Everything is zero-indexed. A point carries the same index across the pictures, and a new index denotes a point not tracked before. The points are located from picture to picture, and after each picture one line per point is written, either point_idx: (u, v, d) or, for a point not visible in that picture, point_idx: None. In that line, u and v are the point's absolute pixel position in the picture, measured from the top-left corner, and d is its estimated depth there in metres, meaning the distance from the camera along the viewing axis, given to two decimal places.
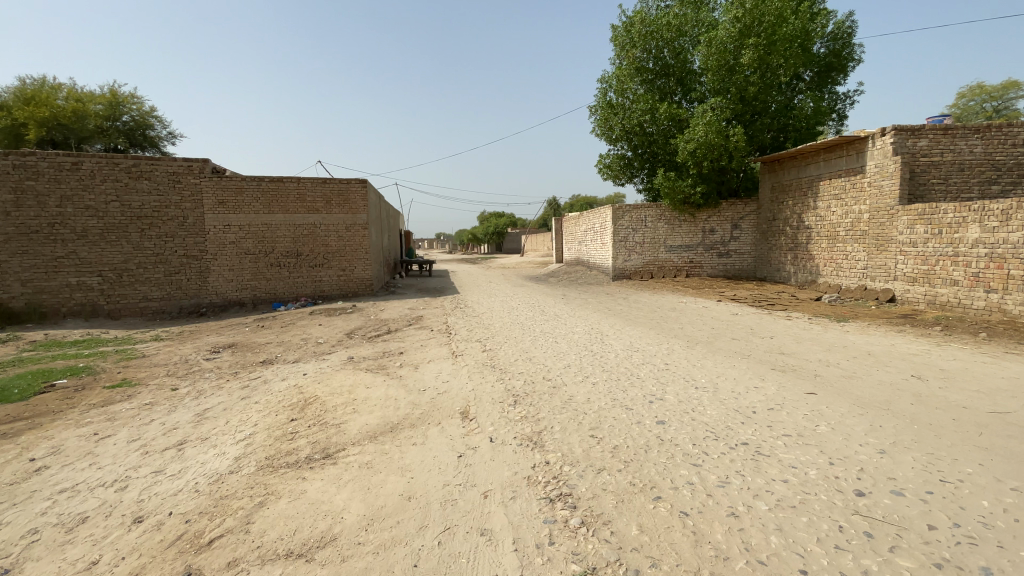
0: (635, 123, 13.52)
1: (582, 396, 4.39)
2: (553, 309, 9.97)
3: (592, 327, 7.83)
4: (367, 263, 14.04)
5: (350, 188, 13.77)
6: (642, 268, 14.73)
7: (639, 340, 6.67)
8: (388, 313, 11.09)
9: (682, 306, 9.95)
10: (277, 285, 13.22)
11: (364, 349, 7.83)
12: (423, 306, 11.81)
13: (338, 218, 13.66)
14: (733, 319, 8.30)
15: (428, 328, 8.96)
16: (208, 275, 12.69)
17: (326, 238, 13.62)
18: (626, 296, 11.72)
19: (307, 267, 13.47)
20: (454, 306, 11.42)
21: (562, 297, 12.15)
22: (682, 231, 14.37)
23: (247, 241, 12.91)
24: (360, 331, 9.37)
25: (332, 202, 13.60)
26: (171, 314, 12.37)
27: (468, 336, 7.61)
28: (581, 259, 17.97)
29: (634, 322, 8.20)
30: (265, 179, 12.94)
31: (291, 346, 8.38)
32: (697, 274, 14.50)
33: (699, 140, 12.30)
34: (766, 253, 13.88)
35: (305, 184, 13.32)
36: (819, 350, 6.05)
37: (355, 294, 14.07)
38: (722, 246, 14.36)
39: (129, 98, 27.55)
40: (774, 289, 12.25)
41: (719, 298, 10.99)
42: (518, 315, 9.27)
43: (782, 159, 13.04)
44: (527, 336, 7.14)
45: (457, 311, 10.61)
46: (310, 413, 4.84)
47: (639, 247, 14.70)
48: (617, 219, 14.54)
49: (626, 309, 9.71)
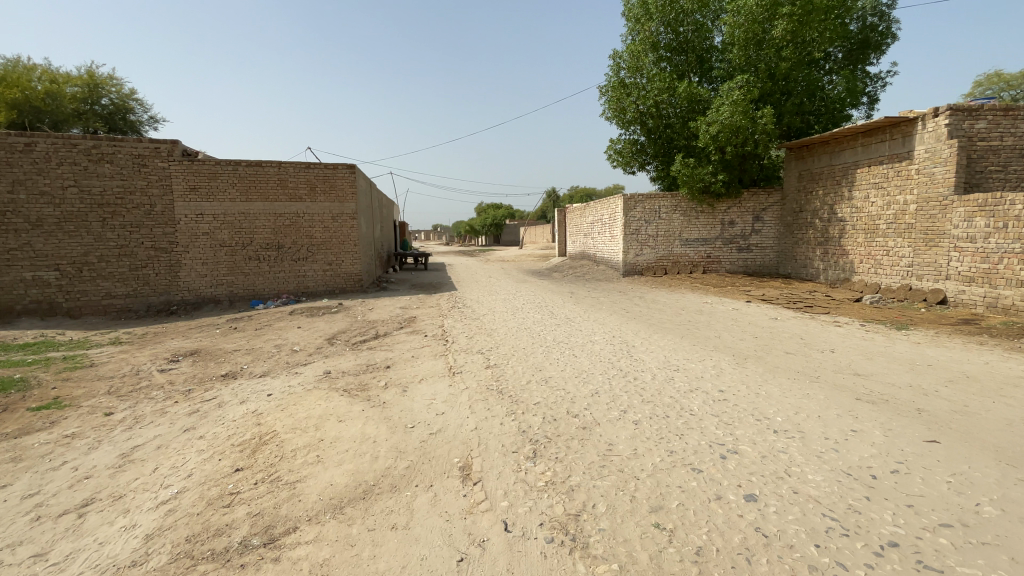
0: (651, 104, 12.26)
1: (625, 445, 3.24)
2: (562, 311, 8.79)
3: (612, 335, 6.66)
4: (355, 256, 12.86)
5: (337, 173, 12.54)
6: (655, 263, 13.48)
7: (678, 355, 5.52)
8: (377, 313, 9.92)
9: (708, 308, 8.80)
10: (257, 280, 12.00)
11: (346, 359, 6.67)
12: (416, 305, 10.63)
13: (323, 206, 12.46)
14: (774, 326, 7.16)
15: (421, 333, 7.79)
16: (179, 270, 11.45)
17: (311, 228, 12.39)
18: (642, 296, 10.54)
19: (288, 261, 12.25)
20: (451, 305, 10.23)
21: (570, 295, 10.97)
22: (700, 223, 13.18)
23: (223, 232, 11.67)
24: (343, 335, 8.19)
25: (317, 188, 12.36)
26: (137, 313, 11.10)
27: (467, 345, 6.44)
28: (586, 253, 16.74)
29: (662, 329, 7.05)
30: (242, 164, 11.69)
31: (261, 355, 7.19)
32: (715, 270, 13.33)
33: (724, 122, 11.08)
34: (791, 247, 12.76)
35: (287, 169, 12.06)
36: (901, 371, 4.91)
37: (343, 290, 12.89)
38: (743, 240, 13.21)
39: (107, 79, 26.06)
40: (804, 287, 11.10)
41: (748, 298, 9.83)
42: (526, 318, 8.11)
43: (813, 144, 11.86)
44: (538, 347, 5.98)
45: (455, 312, 9.45)
46: (262, 459, 3.67)
47: (653, 240, 13.45)
48: (628, 209, 13.28)
49: (646, 312, 8.56)
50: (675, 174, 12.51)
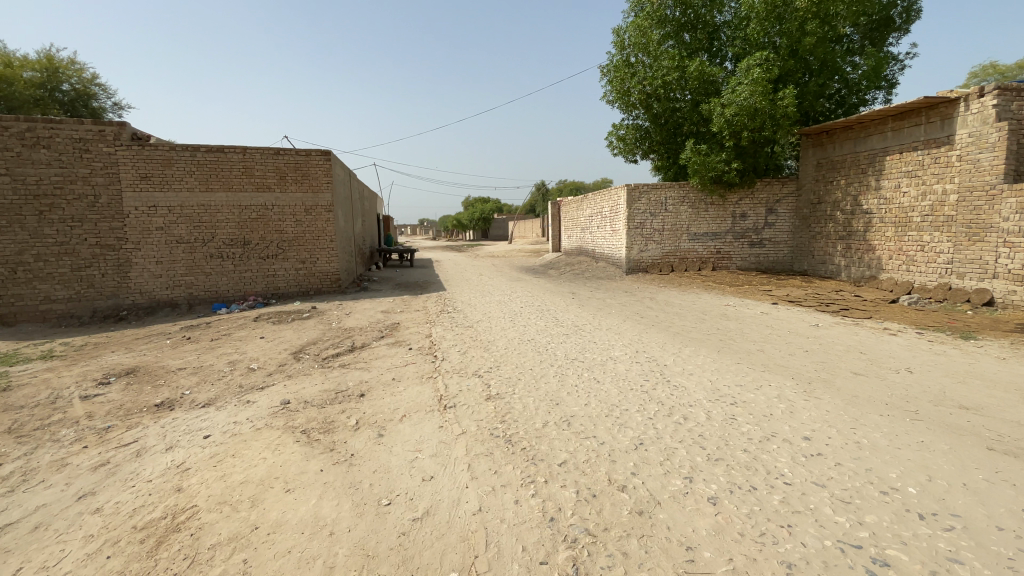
0: (659, 84, 11.14)
1: (711, 553, 2.13)
2: (566, 316, 7.65)
3: (633, 348, 5.54)
4: (332, 253, 11.58)
5: (309, 160, 11.21)
6: (661, 259, 12.41)
7: (724, 377, 4.41)
8: (353, 320, 8.69)
9: (733, 311, 7.74)
10: (219, 281, 10.65)
11: (312, 381, 5.46)
12: (399, 309, 9.42)
13: (294, 197, 11.14)
14: (819, 336, 6.12)
15: (404, 346, 6.59)
16: (129, 270, 10.04)
17: (281, 222, 11.07)
18: (652, 297, 9.46)
19: (256, 259, 10.90)
20: (438, 310, 9.04)
21: (571, 297, 9.86)
22: (709, 216, 12.13)
23: (179, 227, 10.30)
24: (311, 348, 6.95)
25: (287, 177, 11.03)
26: (81, 320, 9.67)
27: (457, 363, 5.26)
28: (584, 249, 15.63)
29: (690, 339, 5.96)
30: (201, 149, 10.32)
31: (209, 376, 5.92)
32: (725, 267, 12.31)
33: (741, 104, 10.00)
34: (808, 242, 11.80)
35: (252, 155, 10.71)
36: (1016, 403, 3.87)
37: (318, 290, 11.60)
38: (755, 234, 12.20)
39: (68, 63, 24.12)
40: (828, 286, 10.12)
41: (774, 299, 8.78)
42: (526, 326, 6.96)
43: (835, 129, 10.85)
44: (548, 368, 4.84)
45: (444, 317, 8.27)
46: (164, 563, 2.47)
47: (658, 234, 12.33)
48: (632, 201, 12.16)
49: (662, 317, 7.45)
50: (685, 162, 11.43)
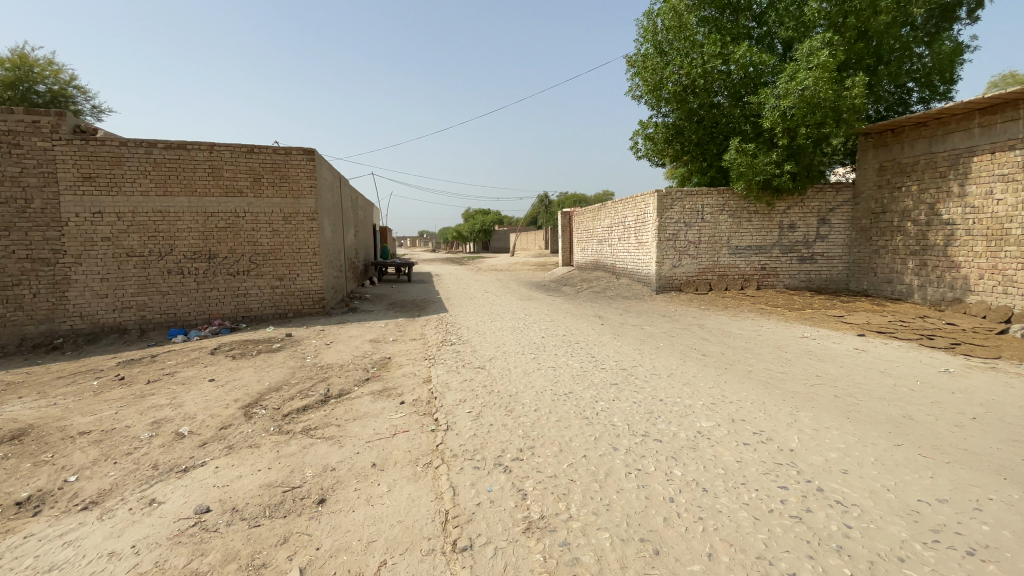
0: (698, 73, 9.52)
1: None
2: (602, 352, 5.91)
3: (725, 412, 3.85)
4: (314, 268, 9.80)
5: (288, 160, 9.48)
6: (696, 276, 10.69)
7: (911, 491, 2.71)
8: (331, 353, 6.97)
9: (819, 347, 6.06)
10: (179, 301, 8.92)
11: (254, 463, 3.72)
12: (391, 338, 7.71)
13: (270, 203, 9.39)
14: (973, 392, 4.40)
15: (388, 399, 4.83)
16: (68, 288, 8.32)
17: (254, 231, 9.31)
18: (700, 324, 7.77)
19: (222, 275, 9.13)
20: (439, 340, 7.32)
21: (600, 323, 8.15)
22: (752, 227, 10.51)
23: (131, 237, 8.59)
24: (270, 400, 5.22)
25: (262, 179, 9.30)
26: (5, 349, 7.91)
27: (468, 438, 3.54)
28: (602, 263, 13.98)
29: (799, 398, 4.26)
30: (158, 145, 8.65)
31: (119, 448, 4.20)
32: (770, 286, 10.65)
33: (800, 95, 8.47)
34: (868, 257, 10.16)
35: (219, 152, 9.01)
36: None
37: (297, 313, 9.75)
38: (805, 248, 10.57)
39: (45, 64, 22.76)
40: (905, 311, 8.43)
41: (858, 329, 7.09)
42: (552, 368, 5.19)
43: (905, 127, 9.29)
44: (611, 456, 3.12)
45: (444, 351, 6.55)
46: None
47: (693, 248, 10.63)
48: (663, 209, 10.53)
49: (731, 355, 5.74)
50: (727, 164, 9.85)
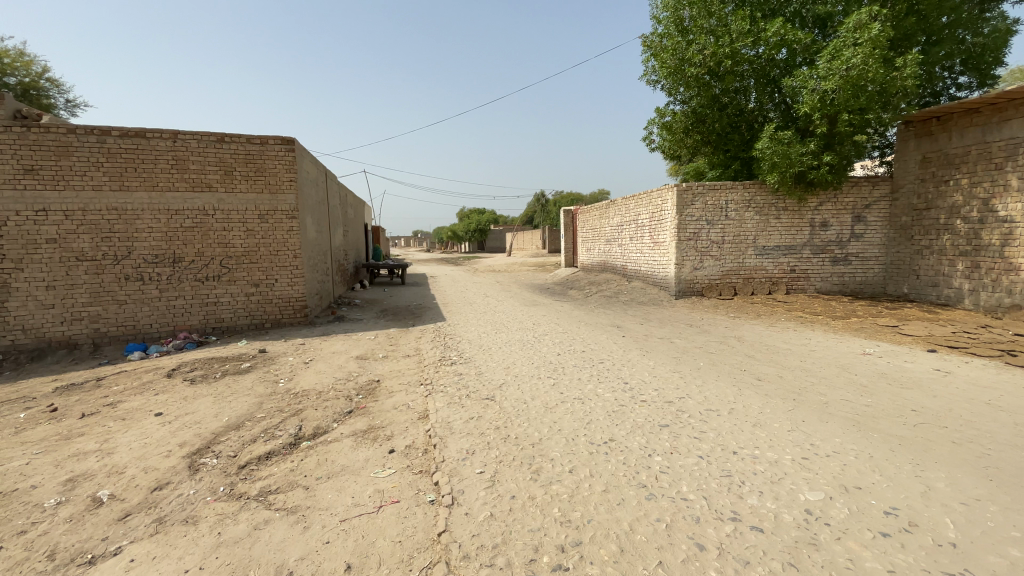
0: (725, 54, 8.52)
1: None
2: (633, 377, 4.85)
3: (833, 478, 2.83)
4: (294, 273, 8.64)
5: (264, 150, 8.33)
6: (719, 280, 9.66)
7: None
8: (308, 375, 5.87)
9: (894, 370, 5.04)
10: (139, 311, 7.80)
11: (183, 555, 2.66)
12: (380, 355, 6.64)
13: (243, 198, 8.24)
14: None
15: (371, 447, 3.76)
16: (8, 298, 7.20)
17: (225, 231, 8.16)
18: (737, 337, 6.75)
19: (189, 281, 8.02)
20: (436, 357, 6.26)
21: (620, 335, 7.11)
22: (781, 225, 9.51)
23: (82, 239, 7.46)
24: (225, 445, 4.14)
25: (234, 172, 8.16)
26: None
27: (484, 525, 2.50)
28: (611, 265, 12.95)
29: (914, 450, 3.24)
30: (113, 133, 7.50)
31: (9, 524, 3.11)
32: (801, 290, 9.65)
33: (845, 75, 7.49)
34: (908, 258, 9.15)
35: (184, 141, 7.87)
36: None
37: (276, 323, 8.61)
38: (838, 248, 9.58)
39: (17, 56, 21.47)
40: (963, 319, 7.43)
41: (926, 344, 6.09)
42: (577, 403, 4.12)
43: (952, 113, 8.30)
44: (701, 566, 2.10)
45: (439, 372, 5.46)
46: None
47: (716, 248, 9.59)
48: (683, 205, 9.50)
49: (794, 382, 4.73)
50: (757, 155, 8.88)
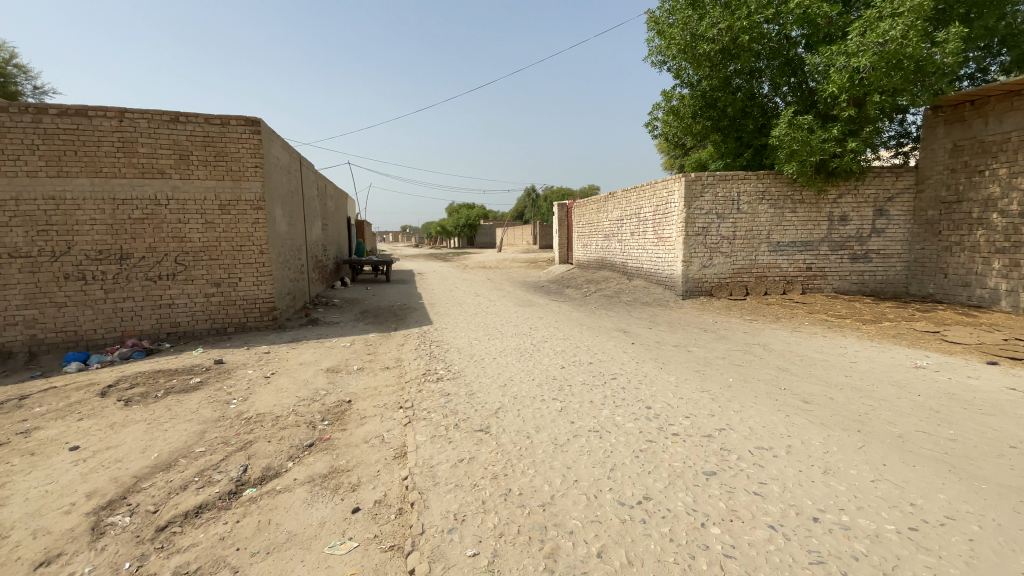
0: (742, 27, 7.69)
1: None
2: (655, 398, 4.02)
3: (967, 568, 2.04)
4: (261, 271, 7.67)
5: (226, 132, 7.33)
6: (730, 278, 8.88)
7: None
8: (267, 394, 4.96)
9: (961, 390, 4.29)
10: (80, 316, 6.75)
11: None
12: (354, 366, 5.75)
13: (202, 187, 7.24)
14: None
15: (329, 503, 2.88)
16: None
17: (181, 224, 7.17)
18: (761, 344, 5.96)
19: (139, 281, 7.00)
20: (420, 370, 5.39)
21: (629, 340, 6.30)
22: (797, 220, 8.75)
23: (11, 232, 6.41)
24: (145, 496, 3.23)
25: (191, 156, 7.15)
26: None
27: None
28: (609, 262, 12.15)
29: None
30: (49, 110, 6.44)
31: None
32: (817, 290, 8.91)
33: (880, 50, 6.77)
34: (934, 256, 8.47)
35: (133, 121, 6.84)
36: None
37: (240, 327, 7.61)
38: (858, 245, 8.86)
39: None
40: (1005, 323, 6.71)
41: (979, 354, 5.36)
42: (593, 440, 3.28)
43: (989, 97, 7.59)
44: None
45: (421, 391, 4.59)
46: None
47: (728, 244, 8.80)
48: (692, 197, 8.69)
49: (849, 406, 3.94)
50: (773, 142, 8.06)
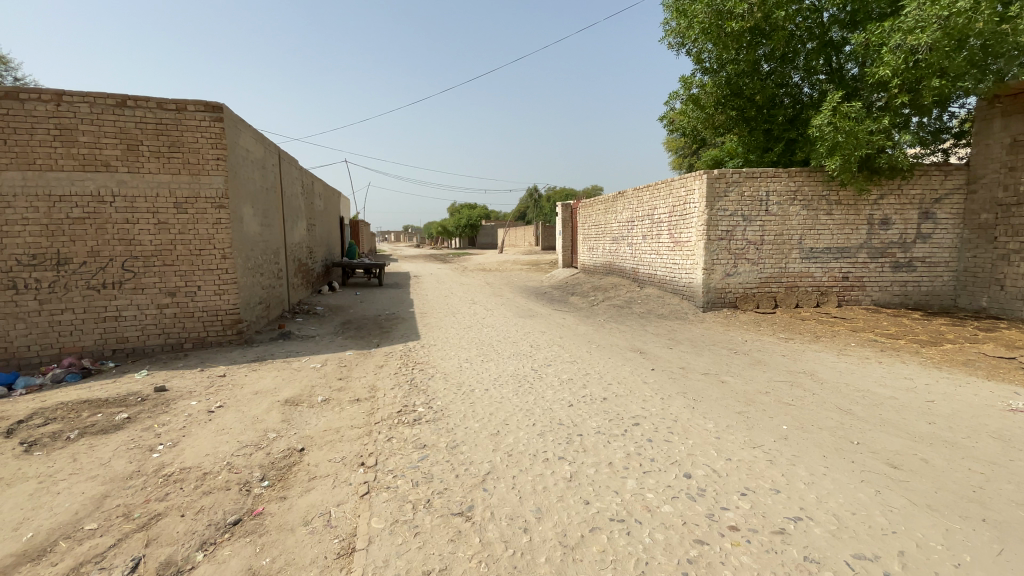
0: (777, 3, 6.79)
1: None
2: (694, 462, 3.04)
3: None
4: (224, 278, 6.73)
5: (182, 120, 6.39)
6: (756, 288, 7.90)
7: None
8: (203, 437, 4.00)
9: None
10: (7, 330, 5.79)
11: None
12: (319, 397, 4.78)
13: (154, 181, 6.30)
14: None
15: None
16: None
17: (130, 224, 6.23)
18: (808, 374, 4.97)
19: (79, 290, 6.04)
20: (395, 404, 4.42)
21: (648, 365, 5.31)
22: (833, 223, 7.75)
23: None
24: None
25: (140, 146, 6.21)
26: None
27: None
28: (619, 267, 11.17)
29: None
30: None
31: None
32: (854, 302, 7.92)
33: (942, 25, 5.80)
34: (989, 265, 7.41)
35: (72, 105, 5.89)
36: None
37: (198, 342, 6.66)
38: (901, 251, 7.86)
39: None
40: None
41: None
42: (617, 538, 2.31)
43: None
44: None
45: (391, 439, 3.61)
46: None
47: (754, 250, 7.81)
48: (715, 196, 7.71)
49: (955, 477, 2.98)
50: (812, 134, 7.12)
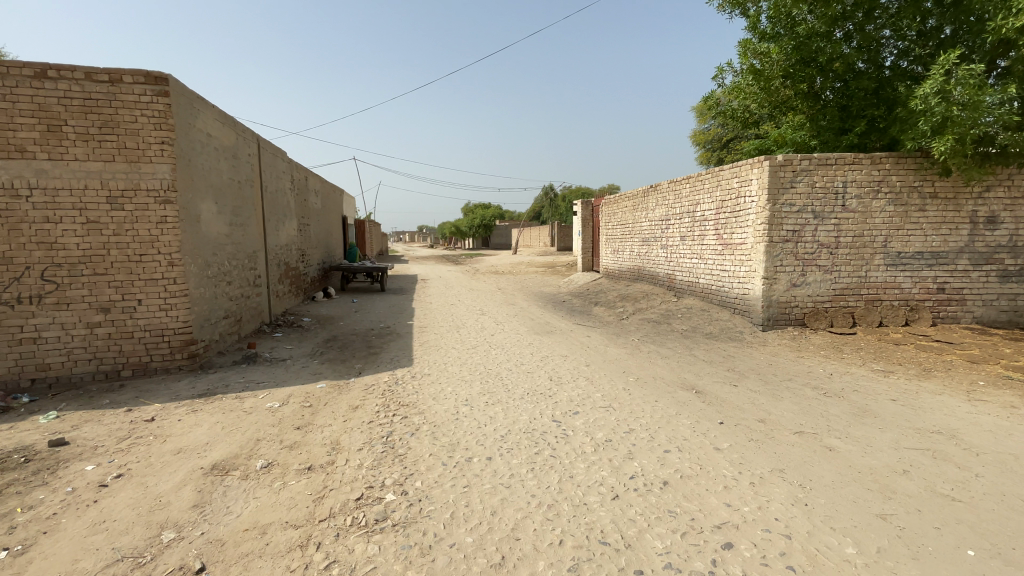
0: None
1: None
2: None
3: None
4: (172, 289, 5.48)
5: (116, 94, 5.15)
6: (828, 302, 6.42)
7: None
8: (68, 539, 2.68)
9: None
10: None
11: None
12: (258, 462, 3.45)
13: (81, 171, 5.07)
14: None
15: None
16: None
17: (52, 223, 5.01)
18: (945, 436, 3.47)
19: None
20: (357, 480, 3.06)
21: (710, 415, 3.87)
22: (926, 221, 6.21)
23: None
24: None
25: (62, 127, 4.98)
26: None
27: None
28: (650, 273, 9.73)
29: None
30: None
31: None
32: (951, 320, 6.36)
33: None
34: None
35: None
36: None
37: (141, 369, 5.42)
38: (1013, 256, 6.24)
39: None
40: None
41: None
42: None
43: None
44: None
45: (329, 567, 2.24)
46: None
47: (826, 255, 6.32)
48: (778, 188, 6.24)
49: None
50: (908, 110, 5.64)
